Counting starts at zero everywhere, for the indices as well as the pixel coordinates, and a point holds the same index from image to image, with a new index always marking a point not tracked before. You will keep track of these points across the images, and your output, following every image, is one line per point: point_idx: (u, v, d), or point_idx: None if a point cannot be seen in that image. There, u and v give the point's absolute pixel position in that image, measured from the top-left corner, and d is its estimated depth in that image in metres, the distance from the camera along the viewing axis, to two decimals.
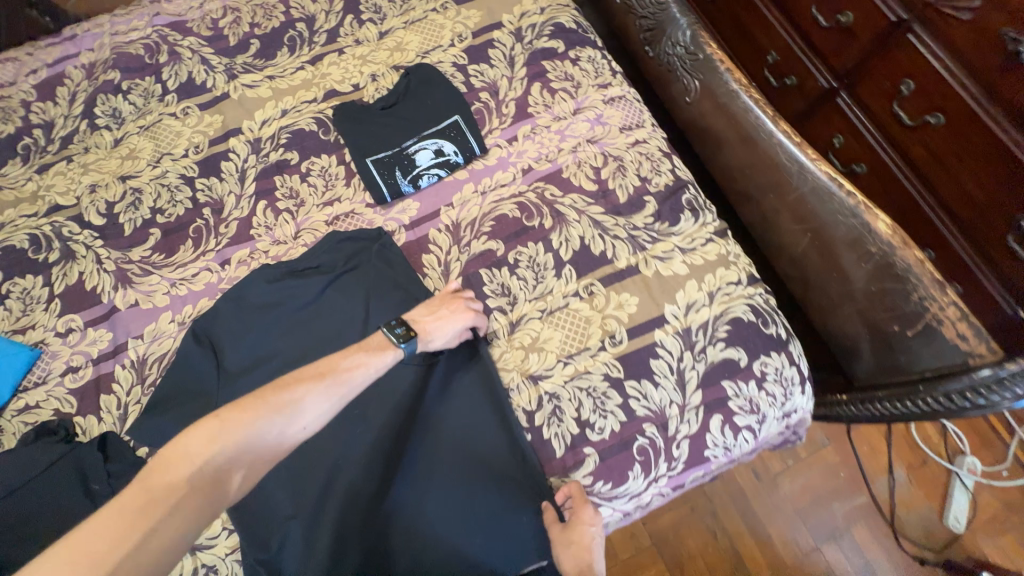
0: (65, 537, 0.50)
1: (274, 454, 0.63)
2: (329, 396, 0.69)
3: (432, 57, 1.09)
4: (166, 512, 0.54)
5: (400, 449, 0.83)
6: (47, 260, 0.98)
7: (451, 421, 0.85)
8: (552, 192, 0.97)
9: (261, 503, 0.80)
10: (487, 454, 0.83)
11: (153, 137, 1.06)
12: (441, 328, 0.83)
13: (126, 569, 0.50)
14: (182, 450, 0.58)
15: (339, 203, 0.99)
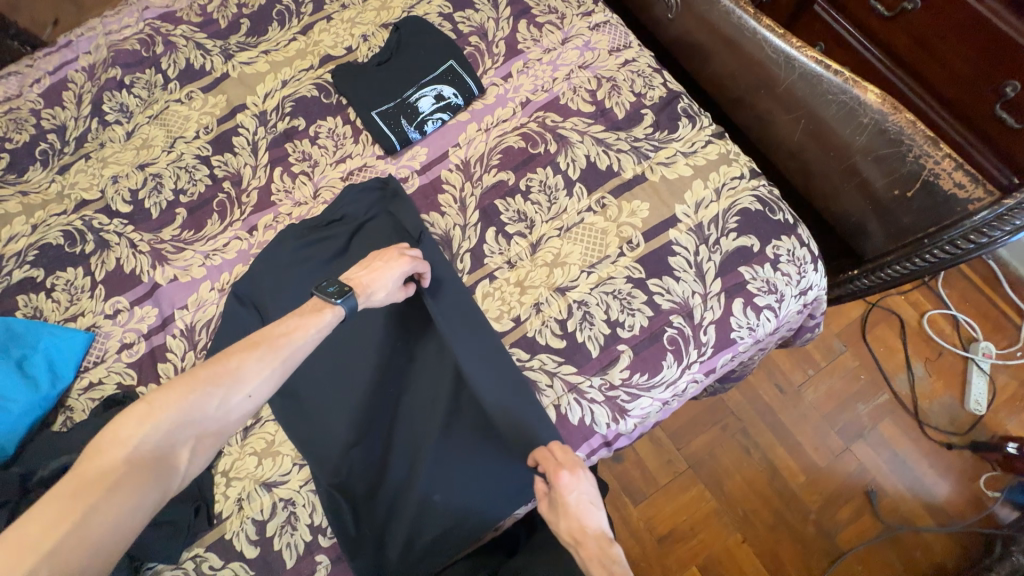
0: (3, 534, 0.50)
1: (219, 428, 0.62)
2: (271, 359, 0.67)
3: (417, 10, 1.12)
4: (101, 495, 0.54)
5: (433, 384, 0.89)
6: (84, 251, 1.02)
7: (469, 357, 0.88)
8: (552, 118, 1.02)
9: (322, 441, 0.86)
10: (501, 387, 0.86)
11: (164, 125, 1.10)
12: (381, 282, 0.81)
13: (65, 551, 0.50)
14: (114, 434, 0.57)
15: (351, 159, 1.04)
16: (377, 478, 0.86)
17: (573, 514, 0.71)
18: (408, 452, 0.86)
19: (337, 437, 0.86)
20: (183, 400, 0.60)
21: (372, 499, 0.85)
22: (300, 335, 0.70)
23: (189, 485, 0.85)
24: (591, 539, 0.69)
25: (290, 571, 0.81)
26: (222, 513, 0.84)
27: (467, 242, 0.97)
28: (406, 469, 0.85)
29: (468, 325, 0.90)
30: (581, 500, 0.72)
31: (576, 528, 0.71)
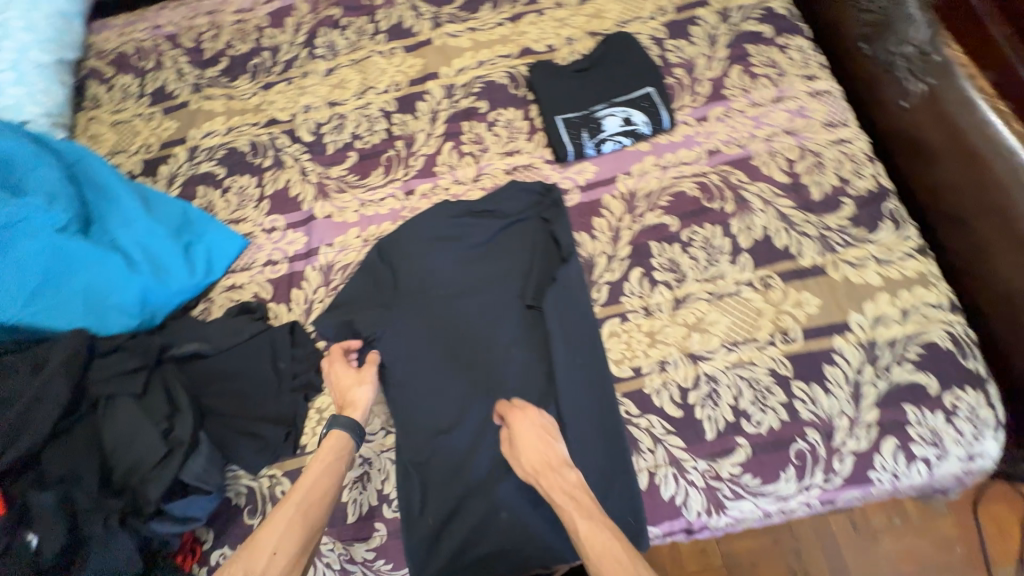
0: None
1: None
2: (294, 509, 0.72)
3: (630, 27, 1.10)
4: None
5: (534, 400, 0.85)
6: (262, 164, 1.11)
7: (577, 386, 0.85)
8: (739, 177, 0.95)
9: (418, 416, 0.87)
10: (600, 425, 0.83)
11: (362, 71, 1.16)
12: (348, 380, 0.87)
13: None
14: None
15: (519, 155, 1.04)
16: (455, 470, 0.83)
17: (532, 441, 0.76)
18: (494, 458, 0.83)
19: (435, 417, 0.86)
20: (272, 562, 0.67)
21: (445, 489, 0.83)
22: (315, 469, 0.77)
23: (287, 409, 0.89)
24: (553, 466, 0.74)
25: (349, 526, 0.84)
26: (307, 446, 0.88)
27: (609, 274, 0.93)
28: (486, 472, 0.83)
29: (587, 354, 0.86)
30: (539, 429, 0.77)
31: (540, 458, 0.75)
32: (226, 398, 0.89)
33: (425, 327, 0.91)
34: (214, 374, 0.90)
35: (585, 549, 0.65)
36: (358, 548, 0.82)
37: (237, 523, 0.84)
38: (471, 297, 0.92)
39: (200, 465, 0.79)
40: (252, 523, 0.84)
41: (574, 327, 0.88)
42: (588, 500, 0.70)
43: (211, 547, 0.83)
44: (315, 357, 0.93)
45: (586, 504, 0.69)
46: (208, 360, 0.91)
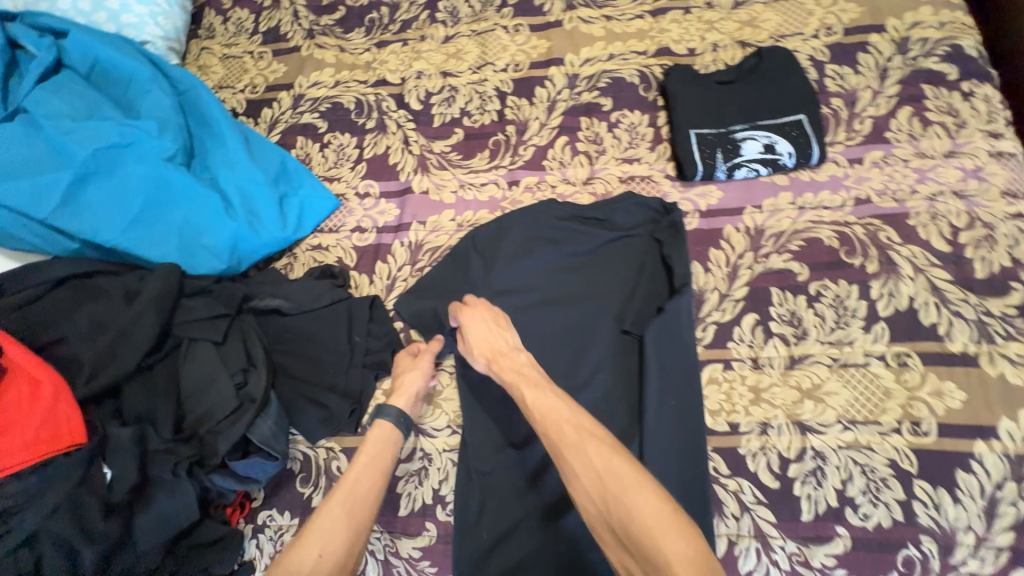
0: None
1: None
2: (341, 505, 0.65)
3: (787, 43, 0.98)
4: None
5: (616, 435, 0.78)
6: (365, 125, 1.07)
7: (665, 425, 0.76)
8: (888, 235, 0.84)
9: (488, 423, 0.82)
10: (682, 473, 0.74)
11: (482, 44, 1.09)
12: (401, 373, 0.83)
13: None
14: None
15: (638, 164, 0.96)
16: (517, 490, 0.78)
17: (479, 328, 0.77)
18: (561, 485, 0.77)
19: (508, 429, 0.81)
20: (319, 565, 0.59)
21: (504, 507, 0.77)
22: (361, 459, 0.71)
23: (355, 385, 0.86)
24: (504, 352, 0.74)
25: (399, 519, 0.80)
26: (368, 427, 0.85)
27: (718, 313, 0.84)
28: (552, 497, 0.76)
29: (681, 394, 0.78)
30: (489, 319, 0.78)
31: (494, 344, 0.75)
32: (298, 360, 0.87)
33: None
34: (290, 334, 0.88)
35: (533, 415, 0.65)
36: (404, 544, 0.79)
37: (288, 489, 0.82)
38: (562, 308, 0.85)
39: (268, 428, 0.76)
40: (303, 492, 0.82)
41: (673, 363, 0.79)
42: (537, 375, 0.70)
43: (259, 507, 0.81)
44: (390, 337, 0.89)
45: (533, 377, 0.70)
46: (286, 318, 0.89)
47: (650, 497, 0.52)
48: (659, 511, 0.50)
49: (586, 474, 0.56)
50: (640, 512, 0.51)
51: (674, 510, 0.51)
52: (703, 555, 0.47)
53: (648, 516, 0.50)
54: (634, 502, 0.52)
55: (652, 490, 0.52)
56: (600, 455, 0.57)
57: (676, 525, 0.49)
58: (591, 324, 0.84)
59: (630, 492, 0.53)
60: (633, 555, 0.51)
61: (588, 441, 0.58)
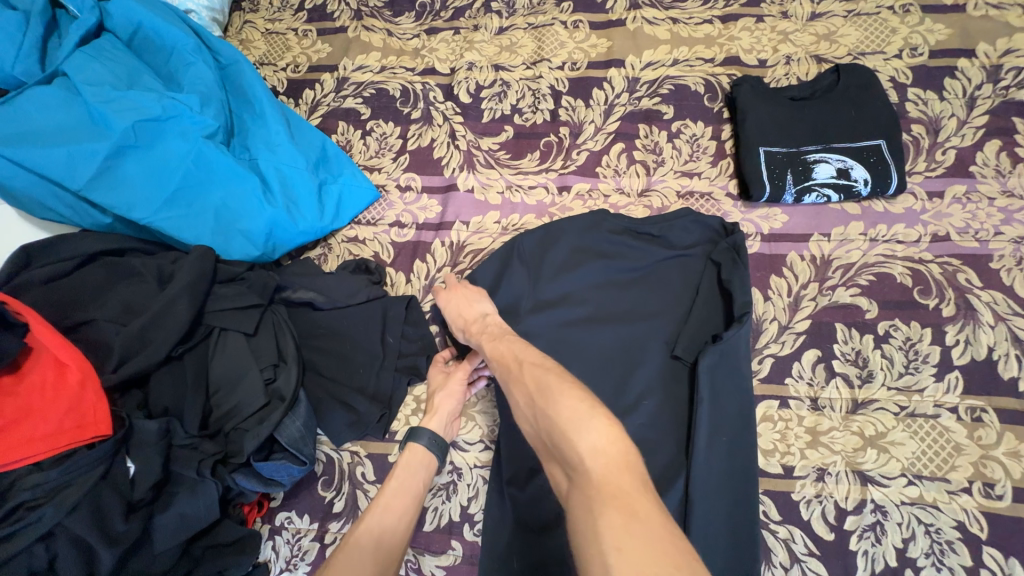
0: None
1: None
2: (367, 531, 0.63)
3: (868, 61, 0.92)
4: None
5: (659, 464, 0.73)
6: (410, 115, 1.02)
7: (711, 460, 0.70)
8: (968, 277, 0.78)
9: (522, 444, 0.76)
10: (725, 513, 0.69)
11: (538, 39, 1.04)
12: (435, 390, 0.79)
13: None
14: None
15: (698, 179, 0.90)
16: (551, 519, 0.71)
17: (456, 301, 0.76)
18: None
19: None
20: None
21: (536, 536, 0.71)
22: (393, 480, 0.69)
23: (385, 389, 0.82)
24: (474, 318, 0.73)
25: (424, 534, 0.77)
26: (397, 434, 0.81)
27: (776, 345, 0.79)
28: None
29: (735, 429, 0.73)
30: (466, 291, 0.77)
31: (466, 314, 0.74)
32: (327, 358, 0.83)
33: (550, 346, 0.81)
34: (321, 329, 0.84)
35: (491, 364, 0.63)
36: (428, 561, 0.75)
37: (310, 492, 0.79)
38: (609, 326, 0.80)
39: (296, 429, 0.73)
40: (325, 496, 0.79)
41: (727, 397, 0.74)
42: (500, 330, 0.69)
43: (278, 507, 0.79)
44: (424, 341, 0.85)
45: (494, 331, 0.68)
46: (318, 312, 0.84)
47: (573, 400, 0.50)
48: (571, 410, 0.49)
49: (522, 397, 0.56)
50: (558, 415, 0.49)
51: (596, 408, 0.48)
52: (617, 448, 0.45)
53: (563, 415, 0.49)
54: (555, 404, 0.50)
55: (577, 394, 0.51)
56: (533, 377, 0.56)
57: (590, 418, 0.48)
58: (638, 347, 0.80)
59: (552, 398, 0.51)
60: (557, 460, 0.50)
61: (527, 368, 0.57)
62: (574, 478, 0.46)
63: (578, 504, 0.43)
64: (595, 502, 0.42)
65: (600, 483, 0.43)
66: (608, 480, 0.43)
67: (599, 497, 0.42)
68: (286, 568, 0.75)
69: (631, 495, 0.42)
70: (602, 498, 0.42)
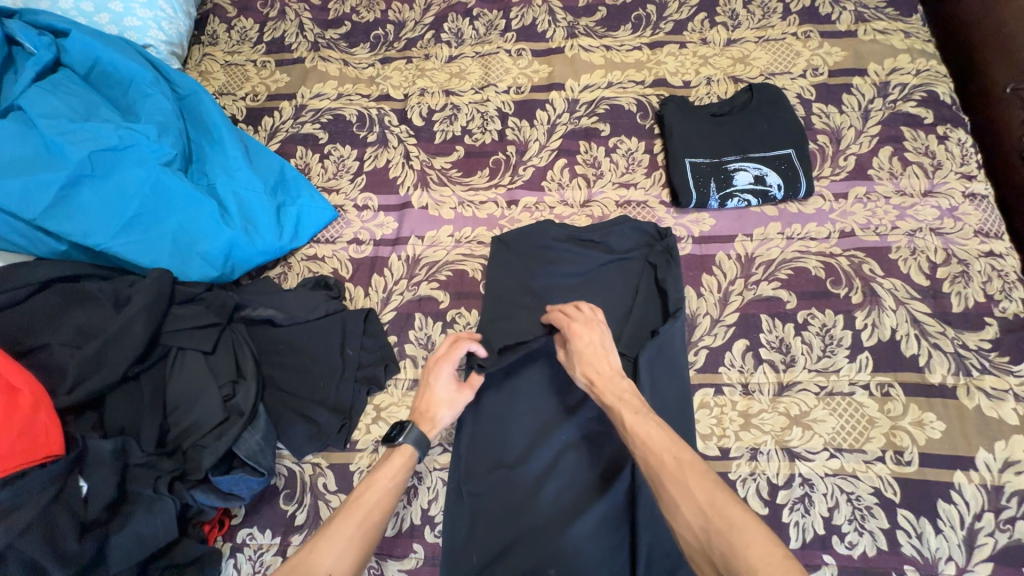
0: None
1: None
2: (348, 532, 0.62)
3: (777, 81, 1.03)
4: None
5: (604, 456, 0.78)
6: (366, 138, 1.08)
7: None
8: (872, 267, 0.87)
9: (482, 443, 0.81)
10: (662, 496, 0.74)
11: (485, 66, 1.12)
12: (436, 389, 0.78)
13: None
14: None
15: (634, 189, 0.98)
16: (512, 509, 0.76)
17: (589, 349, 0.72)
18: (563, 503, 0.76)
19: (506, 448, 0.80)
20: None
21: (501, 528, 0.75)
22: (378, 478, 0.68)
23: (346, 399, 0.84)
24: (609, 376, 0.70)
25: (386, 540, 0.79)
26: (358, 443, 0.83)
27: (710, 337, 0.86)
28: (551, 513, 0.75)
29: (674, 416, 0.79)
30: (597, 339, 0.73)
31: (602, 366, 0.71)
32: (288, 372, 0.85)
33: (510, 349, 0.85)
34: (281, 345, 0.87)
35: (635, 443, 0.61)
36: (391, 566, 0.77)
37: (271, 506, 0.80)
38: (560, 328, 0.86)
39: (255, 442, 0.75)
40: (287, 509, 0.80)
41: (665, 387, 0.80)
42: (639, 400, 0.66)
43: (239, 524, 0.79)
44: (383, 351, 0.89)
45: (636, 402, 0.66)
46: (278, 329, 0.87)
47: (761, 540, 0.48)
48: (765, 551, 0.47)
49: (689, 507, 0.53)
50: (748, 553, 0.48)
51: (789, 556, 0.47)
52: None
53: (754, 554, 0.47)
54: (742, 540, 0.49)
55: (766, 534, 0.49)
56: (707, 495, 0.53)
57: (786, 567, 0.46)
58: None
59: (736, 528, 0.49)
60: None
61: (692, 475, 0.55)
62: None
63: None
64: None
65: None
66: None
67: None
68: None
69: None
70: None
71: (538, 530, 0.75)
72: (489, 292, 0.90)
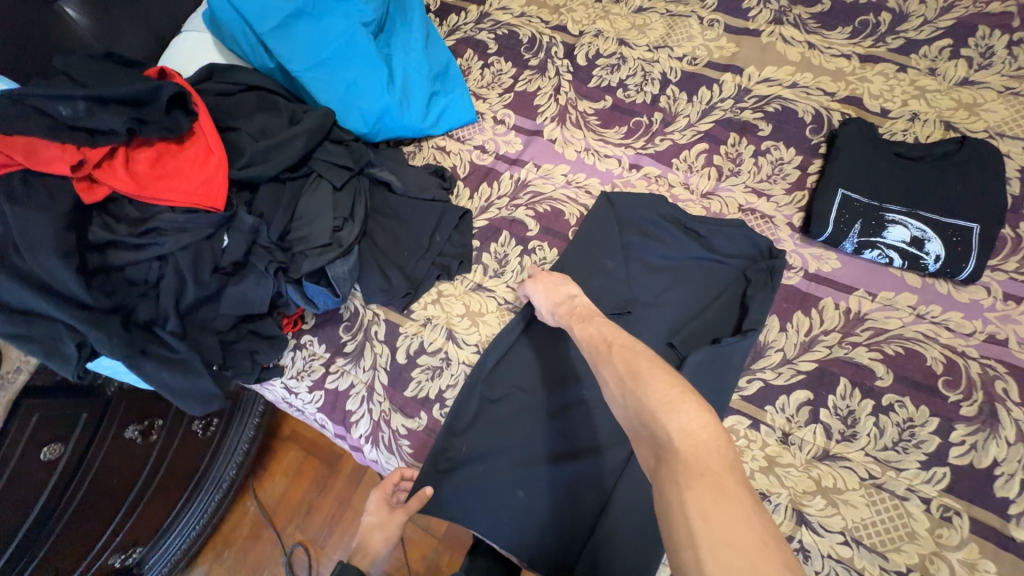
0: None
1: None
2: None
3: (1003, 144, 0.85)
4: None
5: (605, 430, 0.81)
6: (528, 61, 1.12)
7: None
8: (1007, 387, 0.73)
9: (510, 361, 0.87)
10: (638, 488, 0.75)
11: (669, 27, 1.08)
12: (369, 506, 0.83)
13: None
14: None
15: (766, 200, 0.91)
16: (517, 426, 0.82)
17: (546, 283, 0.82)
18: (563, 443, 0.81)
19: (529, 376, 0.86)
20: None
21: (503, 436, 0.82)
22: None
23: (419, 273, 0.95)
24: (563, 300, 0.79)
25: (402, 397, 0.90)
26: (413, 313, 0.95)
27: (772, 373, 0.80)
28: (550, 445, 0.81)
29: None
30: (555, 280, 0.83)
31: (556, 296, 0.80)
32: (385, 232, 0.98)
33: None
34: (389, 208, 0.99)
35: (580, 343, 0.70)
36: (397, 418, 0.89)
37: (332, 328, 0.96)
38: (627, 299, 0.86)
39: (342, 270, 0.88)
40: (342, 336, 0.95)
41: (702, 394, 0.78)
42: (589, 310, 0.75)
43: (307, 330, 0.96)
44: (463, 249, 0.97)
45: (585, 312, 0.74)
46: (392, 195, 0.99)
47: (663, 384, 0.53)
48: (664, 393, 0.52)
49: (613, 378, 0.60)
50: (650, 398, 0.53)
51: (687, 393, 0.51)
52: (707, 432, 0.48)
53: (655, 399, 0.52)
54: (647, 386, 0.54)
55: (669, 381, 0.54)
56: (624, 361, 0.60)
57: (684, 403, 0.50)
58: (642, 327, 0.85)
59: (643, 381, 0.55)
60: (642, 439, 0.53)
61: (618, 351, 0.62)
62: (660, 455, 0.49)
63: (663, 478, 0.47)
64: (681, 475, 0.45)
65: (687, 458, 0.46)
66: (697, 457, 0.46)
67: (684, 471, 0.45)
68: (295, 377, 0.94)
69: (720, 474, 0.44)
70: (687, 472, 0.45)
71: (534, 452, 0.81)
72: (574, 240, 0.92)
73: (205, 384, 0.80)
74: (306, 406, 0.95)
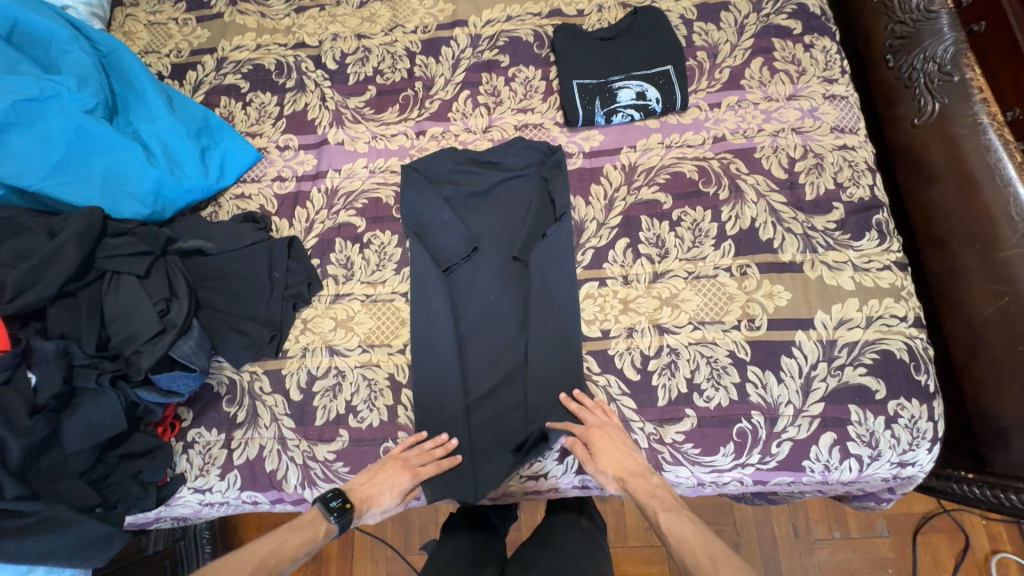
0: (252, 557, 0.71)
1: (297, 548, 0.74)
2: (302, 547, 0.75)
3: (662, 4, 1.10)
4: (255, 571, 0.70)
5: (504, 348, 0.92)
6: (285, 85, 1.14)
7: (545, 335, 0.90)
8: (738, 166, 0.97)
9: (410, 332, 0.92)
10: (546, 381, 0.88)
11: (393, 9, 1.18)
12: (393, 491, 0.81)
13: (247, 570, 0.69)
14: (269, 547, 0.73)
15: (531, 114, 1.06)
16: (443, 375, 0.89)
17: (612, 459, 0.80)
18: (487, 361, 0.91)
19: (435, 324, 0.91)
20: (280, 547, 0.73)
21: (437, 388, 0.89)
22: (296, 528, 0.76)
23: (275, 314, 0.95)
24: (639, 475, 0.79)
25: (316, 428, 0.90)
26: (288, 351, 0.95)
27: (596, 239, 0.96)
28: (478, 371, 0.91)
29: (556, 303, 0.91)
30: (617, 442, 0.81)
31: (630, 471, 0.79)
32: (222, 294, 0.95)
33: (431, 253, 0.96)
34: (213, 272, 0.96)
35: (667, 538, 0.73)
36: (321, 449, 0.89)
37: (214, 409, 0.92)
38: (472, 237, 0.96)
39: (190, 347, 0.86)
40: (229, 411, 0.91)
41: (554, 280, 0.92)
42: (671, 497, 0.77)
43: (188, 426, 0.91)
44: (307, 272, 0.98)
45: (667, 499, 0.77)
46: (208, 258, 0.96)
47: None
48: None
49: None
50: None
51: None
52: None
53: None
54: None
55: None
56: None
57: None
58: (492, 255, 0.96)
59: None
60: None
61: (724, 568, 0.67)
62: None
63: None
64: None
65: None
66: None
67: None
68: (200, 474, 0.89)
69: None
70: None
71: (468, 384, 0.91)
72: (404, 218, 0.99)
73: (90, 526, 0.75)
74: (228, 494, 0.89)
